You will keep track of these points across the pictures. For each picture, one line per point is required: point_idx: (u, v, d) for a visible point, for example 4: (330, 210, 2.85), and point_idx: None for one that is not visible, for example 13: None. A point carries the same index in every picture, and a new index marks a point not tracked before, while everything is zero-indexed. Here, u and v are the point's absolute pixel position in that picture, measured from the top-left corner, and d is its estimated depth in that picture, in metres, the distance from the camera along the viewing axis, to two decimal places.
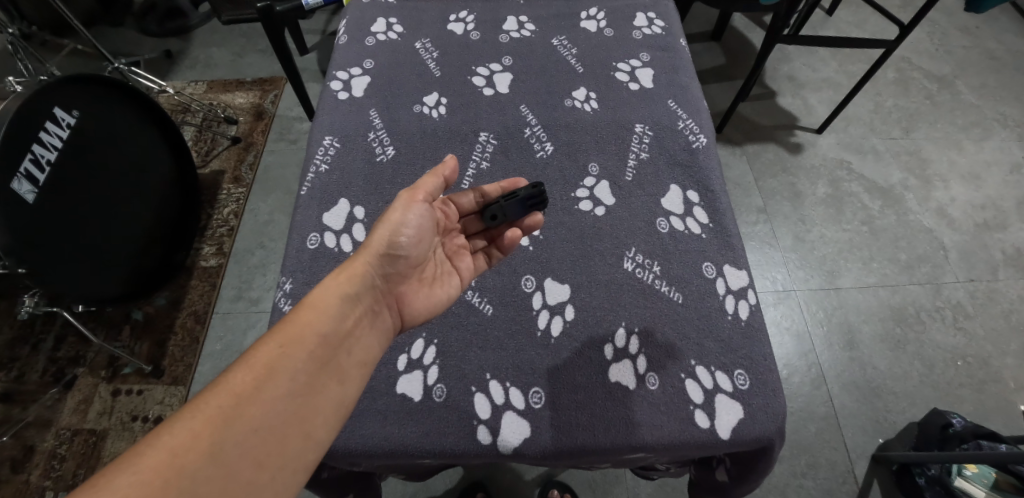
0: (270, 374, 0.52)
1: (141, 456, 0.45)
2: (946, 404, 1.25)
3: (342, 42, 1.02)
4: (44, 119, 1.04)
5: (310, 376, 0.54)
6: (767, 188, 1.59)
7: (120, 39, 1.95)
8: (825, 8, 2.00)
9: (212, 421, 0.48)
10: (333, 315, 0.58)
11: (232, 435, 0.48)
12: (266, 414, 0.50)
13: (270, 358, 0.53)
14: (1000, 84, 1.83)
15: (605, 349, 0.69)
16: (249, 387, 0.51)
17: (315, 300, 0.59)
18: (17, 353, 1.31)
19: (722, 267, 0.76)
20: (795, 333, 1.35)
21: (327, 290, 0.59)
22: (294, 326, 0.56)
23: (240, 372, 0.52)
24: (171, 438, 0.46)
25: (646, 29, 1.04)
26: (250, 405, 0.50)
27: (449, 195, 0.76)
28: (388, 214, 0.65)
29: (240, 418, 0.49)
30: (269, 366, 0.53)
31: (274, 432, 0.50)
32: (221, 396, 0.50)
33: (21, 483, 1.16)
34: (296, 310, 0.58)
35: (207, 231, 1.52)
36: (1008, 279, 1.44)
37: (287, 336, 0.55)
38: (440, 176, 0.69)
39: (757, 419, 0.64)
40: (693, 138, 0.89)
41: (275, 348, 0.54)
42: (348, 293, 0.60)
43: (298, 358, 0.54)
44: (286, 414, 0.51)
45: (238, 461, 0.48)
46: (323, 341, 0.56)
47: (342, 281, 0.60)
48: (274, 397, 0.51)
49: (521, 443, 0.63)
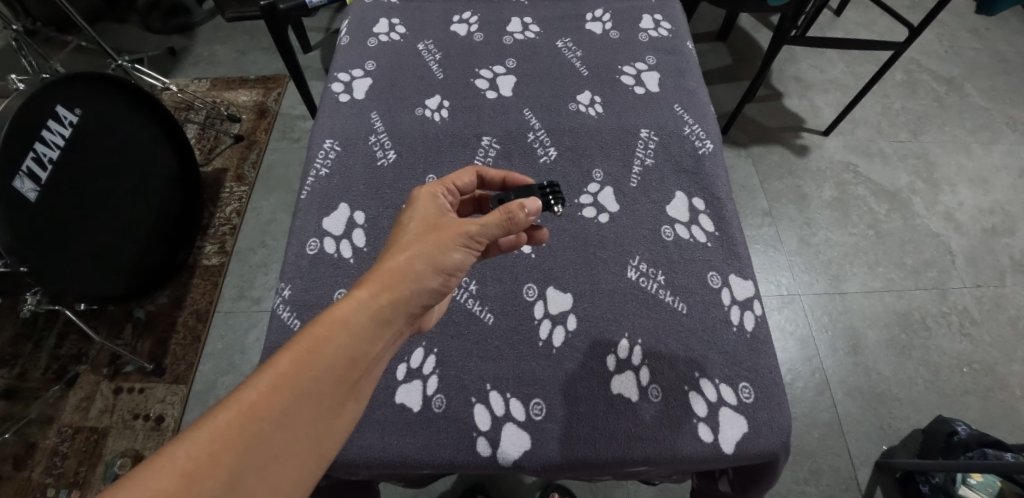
0: (292, 393, 0.44)
1: (143, 486, 0.38)
2: (951, 411, 1.24)
3: (343, 43, 1.01)
4: (47, 117, 1.03)
5: (333, 400, 0.46)
6: (772, 190, 1.57)
7: (124, 36, 1.94)
8: (833, 9, 1.97)
9: (224, 444, 0.41)
10: (364, 334, 0.49)
11: (247, 463, 0.41)
12: (284, 442, 0.43)
13: (292, 376, 0.45)
14: (1009, 86, 1.81)
15: (607, 360, 0.68)
16: (264, 405, 0.43)
17: (339, 314, 0.49)
18: (20, 350, 1.31)
19: (728, 277, 0.75)
20: (799, 338, 1.33)
21: (359, 305, 0.50)
22: (320, 340, 0.47)
23: (258, 386, 0.44)
24: (176, 463, 0.39)
25: (652, 32, 1.03)
26: (268, 429, 0.43)
27: (452, 180, 0.67)
28: (444, 253, 0.56)
29: (254, 442, 0.42)
30: (291, 384, 0.45)
31: (293, 458, 0.43)
32: (235, 412, 0.42)
33: (22, 481, 1.16)
34: (321, 320, 0.48)
35: (209, 230, 1.51)
36: (1015, 285, 1.42)
37: (311, 352, 0.46)
38: (511, 226, 0.58)
39: (760, 434, 0.63)
40: (699, 144, 0.88)
41: (291, 361, 0.45)
42: (381, 314, 0.51)
43: (323, 377, 0.46)
44: (304, 439, 0.44)
45: (254, 492, 0.41)
46: (350, 360, 0.48)
47: (377, 300, 0.51)
48: (293, 418, 0.44)
49: (521, 455, 0.63)
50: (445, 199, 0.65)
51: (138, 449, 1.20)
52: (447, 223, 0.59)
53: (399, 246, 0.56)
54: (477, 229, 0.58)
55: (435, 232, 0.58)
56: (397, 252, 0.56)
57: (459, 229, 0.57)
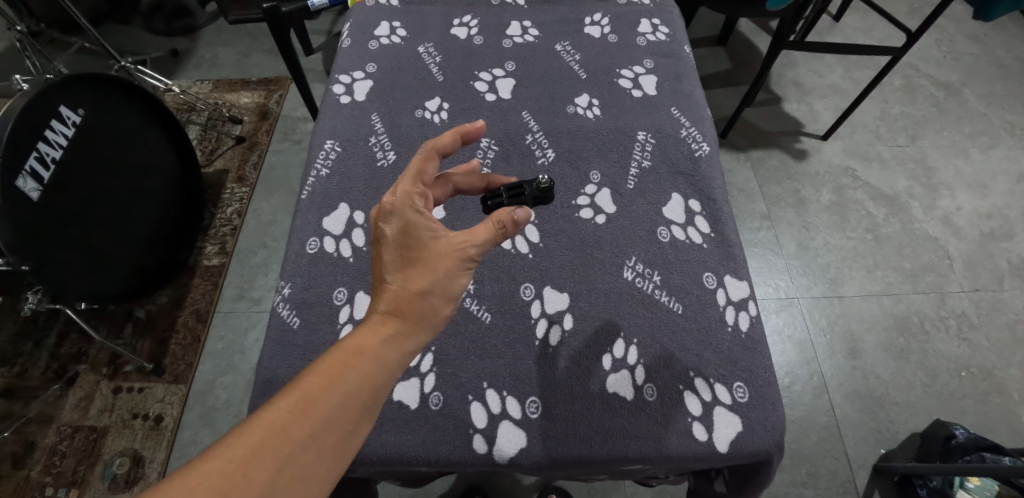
0: (315, 411, 0.42)
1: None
2: (949, 415, 1.24)
3: (345, 46, 1.03)
4: (50, 117, 1.04)
5: (354, 424, 0.44)
6: (771, 194, 1.58)
7: (127, 38, 1.95)
8: (832, 14, 1.99)
9: (252, 463, 0.39)
10: (386, 359, 0.47)
11: (273, 486, 0.39)
12: (305, 462, 0.41)
13: (316, 393, 0.43)
14: (1007, 92, 1.82)
15: (603, 360, 0.69)
16: (289, 424, 0.41)
17: (361, 337, 0.48)
18: (21, 349, 1.31)
19: (723, 278, 0.76)
20: (797, 341, 1.34)
21: (380, 330, 0.48)
22: (344, 361, 0.46)
23: (282, 403, 0.42)
24: (199, 480, 0.37)
25: (650, 36, 1.04)
26: (290, 451, 0.40)
27: (416, 173, 0.58)
28: (454, 284, 0.53)
29: (277, 461, 0.40)
30: (315, 402, 0.43)
31: (311, 483, 0.41)
32: (259, 429, 0.40)
33: (21, 480, 1.17)
34: (345, 341, 0.47)
35: (210, 230, 1.52)
36: (1013, 289, 1.42)
37: (334, 371, 0.45)
38: (504, 238, 0.57)
39: (755, 433, 0.64)
40: (696, 146, 0.88)
41: (318, 381, 0.44)
42: (401, 339, 0.49)
43: (345, 399, 0.44)
44: (324, 463, 0.42)
45: None
46: (372, 386, 0.46)
47: (396, 325, 0.49)
48: (317, 440, 0.42)
49: (517, 453, 0.63)
50: (422, 204, 0.56)
51: (136, 449, 1.20)
52: (440, 245, 0.54)
53: (397, 268, 0.53)
54: (476, 250, 0.55)
55: (435, 253, 0.54)
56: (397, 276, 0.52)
57: (459, 255, 0.54)
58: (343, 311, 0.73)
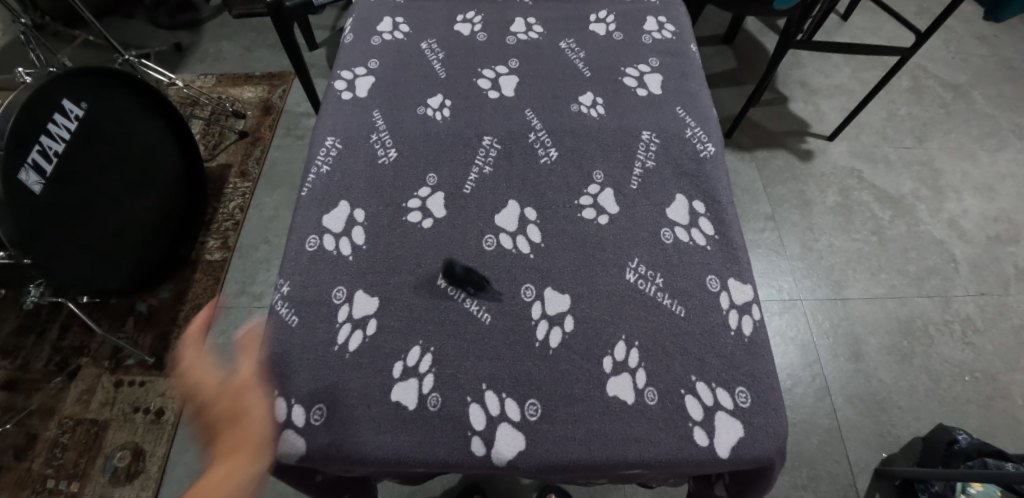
0: (223, 463, 0.56)
1: None
2: (952, 420, 1.23)
3: (347, 41, 1.02)
4: (52, 110, 1.04)
5: (250, 449, 0.58)
6: (775, 195, 1.57)
7: (131, 31, 1.95)
8: (839, 13, 1.97)
9: None
10: (246, 396, 0.62)
11: None
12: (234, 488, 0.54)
13: (217, 461, 0.56)
14: (1016, 93, 1.80)
15: (604, 363, 0.68)
16: (209, 485, 0.53)
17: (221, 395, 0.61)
18: (23, 342, 1.32)
19: (726, 281, 0.75)
20: (799, 344, 1.33)
21: (232, 383, 0.62)
22: (221, 421, 0.59)
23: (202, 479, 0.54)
24: None
25: (656, 34, 1.02)
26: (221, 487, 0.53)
27: None
28: None
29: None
30: (219, 464, 0.55)
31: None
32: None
33: (22, 472, 1.17)
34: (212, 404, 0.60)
35: (212, 225, 1.51)
36: (1019, 294, 1.41)
37: (222, 433, 0.58)
38: None
39: (757, 438, 0.63)
40: (700, 147, 0.87)
41: (216, 454, 0.57)
42: (250, 380, 0.63)
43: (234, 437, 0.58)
44: (245, 479, 0.55)
45: None
46: (246, 415, 0.60)
47: (242, 373, 0.63)
48: (233, 476, 0.55)
49: (515, 455, 0.63)
50: None
51: (137, 442, 1.20)
52: None
53: (224, 360, 0.63)
54: None
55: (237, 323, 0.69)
56: (221, 368, 0.62)
57: None
58: (342, 310, 0.72)
